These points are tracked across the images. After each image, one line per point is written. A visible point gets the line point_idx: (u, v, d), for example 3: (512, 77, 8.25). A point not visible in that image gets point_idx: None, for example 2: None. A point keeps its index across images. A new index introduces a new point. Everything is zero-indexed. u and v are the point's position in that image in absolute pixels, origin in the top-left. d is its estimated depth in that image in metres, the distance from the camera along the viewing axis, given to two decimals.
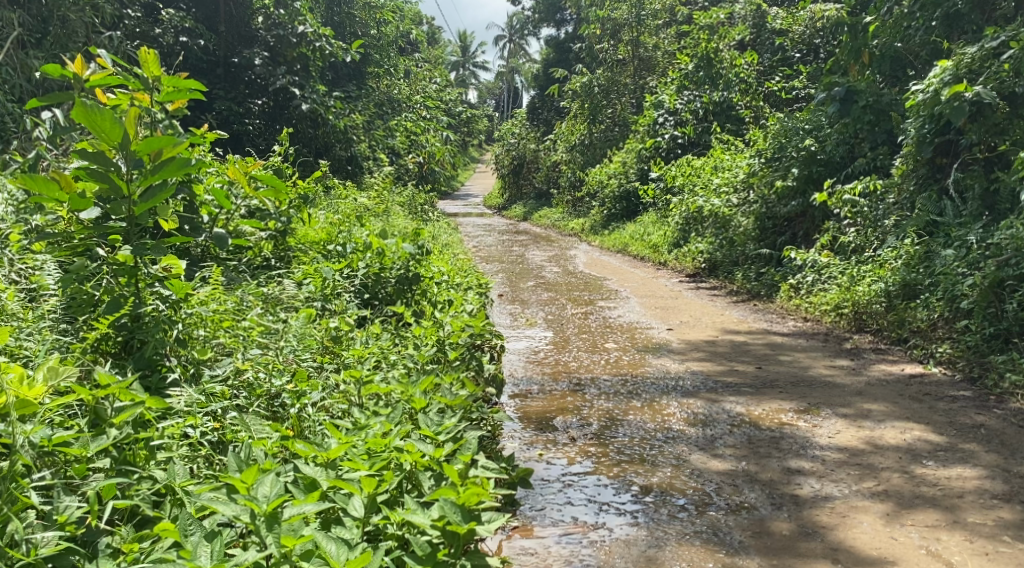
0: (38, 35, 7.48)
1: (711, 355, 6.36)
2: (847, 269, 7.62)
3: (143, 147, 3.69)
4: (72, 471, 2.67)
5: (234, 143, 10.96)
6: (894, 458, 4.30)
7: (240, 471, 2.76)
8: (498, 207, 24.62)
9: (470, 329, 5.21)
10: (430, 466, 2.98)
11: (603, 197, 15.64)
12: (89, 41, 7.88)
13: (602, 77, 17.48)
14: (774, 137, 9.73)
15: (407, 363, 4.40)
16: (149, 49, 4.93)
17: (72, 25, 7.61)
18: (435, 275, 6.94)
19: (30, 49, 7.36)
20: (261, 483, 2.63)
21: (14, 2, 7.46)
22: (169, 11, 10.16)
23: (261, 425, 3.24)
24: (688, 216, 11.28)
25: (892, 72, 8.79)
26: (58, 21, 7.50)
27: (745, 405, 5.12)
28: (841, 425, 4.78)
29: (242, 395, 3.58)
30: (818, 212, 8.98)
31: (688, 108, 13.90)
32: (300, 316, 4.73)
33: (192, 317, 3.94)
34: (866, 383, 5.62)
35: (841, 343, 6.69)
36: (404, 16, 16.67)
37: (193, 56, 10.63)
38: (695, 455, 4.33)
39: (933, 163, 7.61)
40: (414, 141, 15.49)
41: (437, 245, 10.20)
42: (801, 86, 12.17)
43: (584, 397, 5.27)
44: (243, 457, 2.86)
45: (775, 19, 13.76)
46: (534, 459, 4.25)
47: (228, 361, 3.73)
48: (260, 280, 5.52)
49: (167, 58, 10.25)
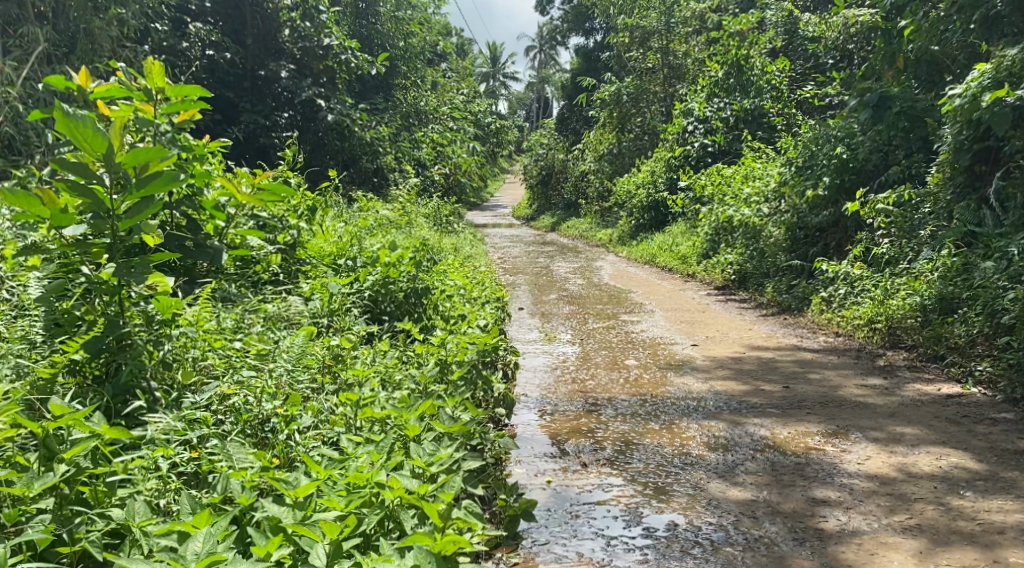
0: (65, 48, 7.41)
1: (737, 373, 6.08)
2: (880, 282, 7.30)
3: (129, 159, 3.50)
4: (6, 516, 2.54)
5: (260, 155, 10.94)
6: (929, 487, 4.01)
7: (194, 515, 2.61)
8: (527, 217, 24.47)
9: (478, 346, 4.96)
10: (414, 504, 2.82)
11: (632, 207, 15.41)
12: (114, 54, 7.80)
13: (631, 85, 17.27)
14: (805, 145, 9.42)
15: (410, 385, 4.24)
16: (155, 59, 4.79)
17: (98, 39, 7.54)
18: (449, 289, 6.75)
19: (55, 64, 7.26)
20: (195, 538, 2.49)
21: (42, 18, 7.40)
22: (196, 24, 10.14)
23: (244, 452, 3.04)
24: (718, 226, 11.00)
25: (928, 77, 8.54)
26: (84, 35, 7.43)
27: (769, 427, 4.85)
28: (871, 450, 4.50)
29: (229, 419, 3.40)
30: (850, 221, 8.65)
31: (718, 116, 13.75)
32: (300, 333, 4.57)
33: (182, 338, 3.73)
34: (899, 405, 5.31)
35: (874, 360, 6.39)
36: (431, 27, 16.52)
37: (220, 69, 10.54)
38: (713, 483, 4.07)
39: (972, 171, 7.26)
40: (441, 153, 15.37)
41: (459, 258, 10.02)
42: (835, 93, 11.79)
43: (599, 419, 5.02)
44: (202, 499, 2.69)
45: (808, 25, 13.32)
46: (541, 486, 4.04)
47: (212, 387, 3.52)
48: (265, 297, 5.35)
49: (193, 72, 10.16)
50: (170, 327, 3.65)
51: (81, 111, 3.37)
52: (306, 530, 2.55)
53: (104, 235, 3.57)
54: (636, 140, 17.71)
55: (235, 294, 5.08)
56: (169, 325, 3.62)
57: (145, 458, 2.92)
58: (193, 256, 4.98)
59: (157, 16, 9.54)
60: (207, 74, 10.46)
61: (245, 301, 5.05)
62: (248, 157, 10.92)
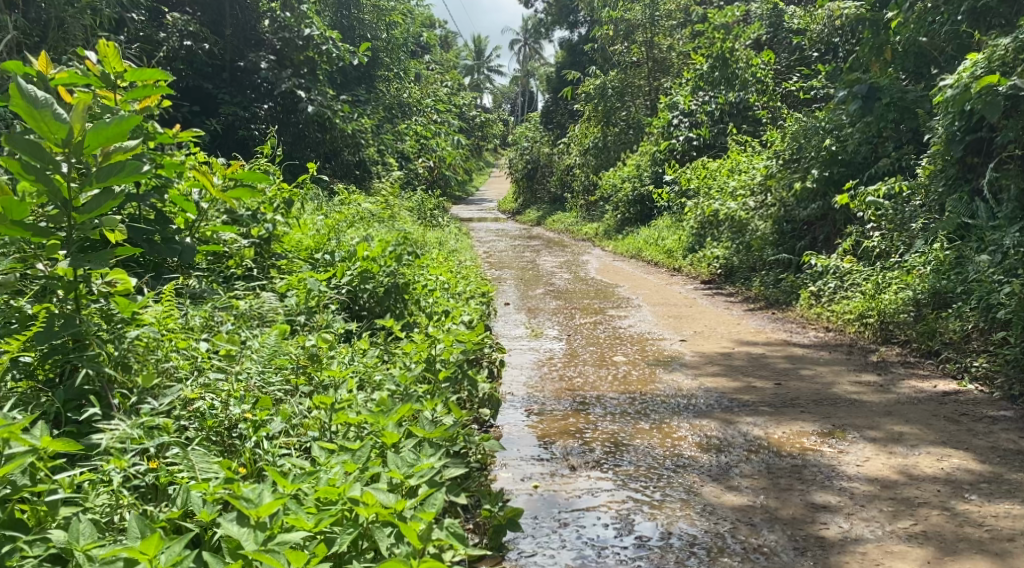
0: (37, 37, 7.18)
1: (727, 370, 5.91)
2: (871, 276, 7.14)
3: (91, 144, 3.26)
4: None
5: (240, 147, 10.64)
6: (932, 491, 3.84)
7: (144, 536, 2.39)
8: (512, 211, 24.28)
9: (462, 344, 4.79)
10: (391, 521, 2.63)
11: (617, 201, 15.23)
12: (89, 42, 7.55)
13: (615, 78, 17.04)
14: (793, 137, 9.28)
15: (390, 386, 4.08)
16: (108, 42, 4.76)
17: (69, 28, 7.29)
18: (432, 284, 6.55)
19: (25, 52, 7.03)
20: None
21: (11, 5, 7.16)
22: (173, 14, 9.89)
23: (208, 462, 2.85)
24: (704, 220, 10.82)
25: (915, 69, 8.40)
26: (56, 24, 7.20)
27: (763, 427, 4.67)
28: (870, 451, 4.32)
29: (193, 425, 3.17)
30: (839, 214, 8.46)
31: (704, 109, 13.54)
32: (273, 331, 4.37)
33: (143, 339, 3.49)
34: (895, 402, 5.15)
35: (867, 356, 6.23)
36: (414, 18, 16.28)
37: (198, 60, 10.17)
38: (707, 487, 3.90)
39: (964, 163, 7.07)
40: (425, 145, 15.10)
41: (443, 253, 9.80)
42: (821, 86, 11.49)
43: (588, 418, 4.83)
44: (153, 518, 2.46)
45: (793, 18, 13.12)
46: (527, 492, 3.84)
47: (176, 390, 3.28)
48: (237, 293, 5.14)
49: (171, 63, 9.88)
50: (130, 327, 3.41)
51: (42, 93, 3.15)
52: (271, 555, 2.34)
53: (61, 227, 3.32)
54: (620, 134, 17.45)
55: (203, 290, 4.85)
56: (129, 324, 3.37)
57: (96, 473, 2.70)
58: (160, 251, 4.78)
59: (133, 5, 9.34)
60: (184, 65, 10.04)
61: (215, 297, 4.82)
62: (226, 149, 10.63)
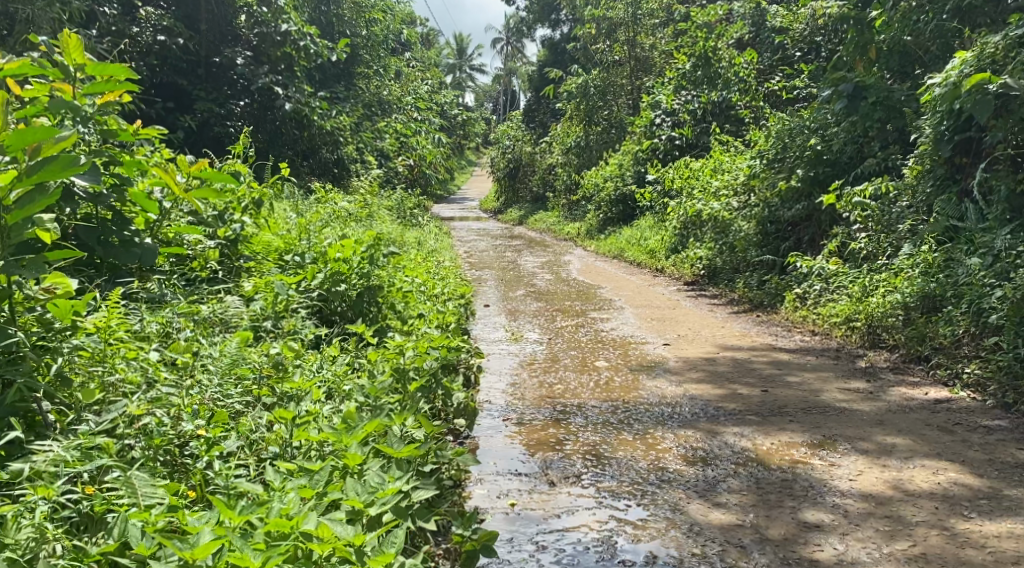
0: (3, 31, 7.09)
1: (711, 376, 5.70)
2: (858, 278, 6.96)
3: (15, 141, 3.08)
4: None
5: (214, 144, 10.34)
6: (929, 508, 3.66)
7: None
8: (494, 211, 24.04)
9: (435, 353, 4.58)
10: (347, 558, 2.40)
11: (599, 201, 15.00)
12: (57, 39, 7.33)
13: (598, 77, 16.78)
14: (777, 137, 9.09)
15: (358, 399, 3.86)
16: (70, 32, 4.50)
17: (36, 20, 7.06)
18: (407, 286, 6.32)
19: None
20: None
21: None
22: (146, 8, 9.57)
23: (152, 486, 2.64)
24: (687, 220, 10.61)
25: (901, 68, 8.17)
26: (21, 17, 6.96)
27: (750, 438, 4.47)
28: (862, 464, 4.13)
29: (138, 444, 2.92)
30: (824, 215, 8.28)
31: (686, 108, 13.35)
32: (234, 339, 4.14)
33: (84, 350, 3.24)
34: (887, 411, 4.97)
35: (854, 361, 6.04)
36: (395, 15, 16.02)
37: (173, 57, 9.82)
38: (693, 504, 3.69)
39: (953, 163, 6.89)
40: (404, 143, 14.81)
41: (421, 253, 9.56)
42: (803, 86, 11.41)
43: (568, 428, 4.61)
44: None
45: (775, 17, 12.97)
46: (503, 511, 3.62)
47: (120, 404, 3.04)
48: (199, 298, 4.90)
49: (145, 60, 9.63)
50: (69, 337, 3.15)
51: None
52: None
53: None
54: (603, 133, 17.21)
55: (161, 296, 4.66)
56: (65, 335, 3.11)
57: (21, 503, 2.47)
58: (118, 254, 4.61)
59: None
60: (158, 61, 9.71)
61: (174, 303, 4.61)
62: (200, 147, 10.30)
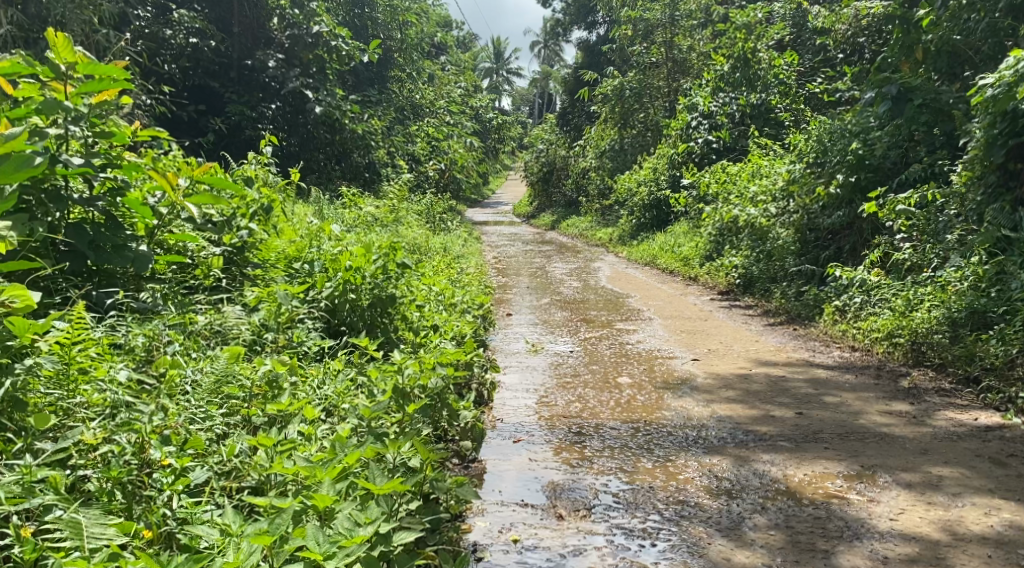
0: (38, 33, 7.07)
1: (744, 396, 5.30)
2: (901, 291, 6.51)
3: None
4: None
5: (243, 147, 10.13)
6: (980, 557, 3.29)
7: None
8: (527, 215, 23.71)
9: (442, 369, 4.24)
10: None
11: (633, 205, 14.62)
12: (89, 42, 7.18)
13: (634, 79, 16.48)
14: (817, 139, 8.59)
15: (353, 421, 3.59)
16: (56, 29, 4.22)
17: (67, 22, 6.95)
18: (424, 296, 5.98)
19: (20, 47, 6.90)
20: None
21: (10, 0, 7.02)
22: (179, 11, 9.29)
23: (102, 526, 2.53)
24: (723, 226, 10.21)
25: (949, 69, 7.70)
26: (52, 20, 6.93)
27: (781, 467, 4.10)
28: (905, 500, 3.74)
29: (95, 476, 2.75)
30: (866, 224, 7.85)
31: (723, 110, 12.90)
32: (223, 355, 3.82)
33: (42, 371, 3.06)
34: (933, 438, 4.56)
35: (896, 381, 5.62)
36: (428, 19, 15.76)
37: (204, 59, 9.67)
38: (715, 543, 3.36)
39: (1006, 169, 6.37)
40: (435, 147, 14.38)
41: (446, 259, 9.27)
42: (845, 88, 10.94)
43: (583, 453, 4.26)
44: None
45: (817, 17, 12.54)
46: (504, 549, 3.31)
47: (76, 432, 2.87)
48: (196, 307, 4.70)
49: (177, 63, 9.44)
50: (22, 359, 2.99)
51: None
52: None
53: None
54: (639, 136, 17.11)
55: (154, 306, 4.48)
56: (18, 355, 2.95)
57: None
58: (111, 260, 4.35)
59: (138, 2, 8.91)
60: (190, 64, 9.59)
61: (165, 314, 4.42)
62: (235, 150, 10.13)
